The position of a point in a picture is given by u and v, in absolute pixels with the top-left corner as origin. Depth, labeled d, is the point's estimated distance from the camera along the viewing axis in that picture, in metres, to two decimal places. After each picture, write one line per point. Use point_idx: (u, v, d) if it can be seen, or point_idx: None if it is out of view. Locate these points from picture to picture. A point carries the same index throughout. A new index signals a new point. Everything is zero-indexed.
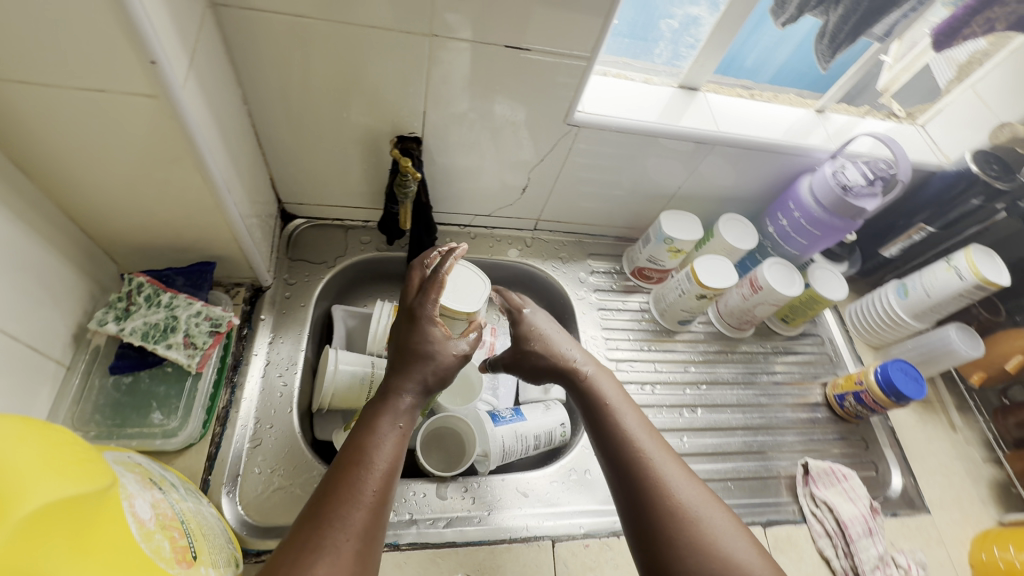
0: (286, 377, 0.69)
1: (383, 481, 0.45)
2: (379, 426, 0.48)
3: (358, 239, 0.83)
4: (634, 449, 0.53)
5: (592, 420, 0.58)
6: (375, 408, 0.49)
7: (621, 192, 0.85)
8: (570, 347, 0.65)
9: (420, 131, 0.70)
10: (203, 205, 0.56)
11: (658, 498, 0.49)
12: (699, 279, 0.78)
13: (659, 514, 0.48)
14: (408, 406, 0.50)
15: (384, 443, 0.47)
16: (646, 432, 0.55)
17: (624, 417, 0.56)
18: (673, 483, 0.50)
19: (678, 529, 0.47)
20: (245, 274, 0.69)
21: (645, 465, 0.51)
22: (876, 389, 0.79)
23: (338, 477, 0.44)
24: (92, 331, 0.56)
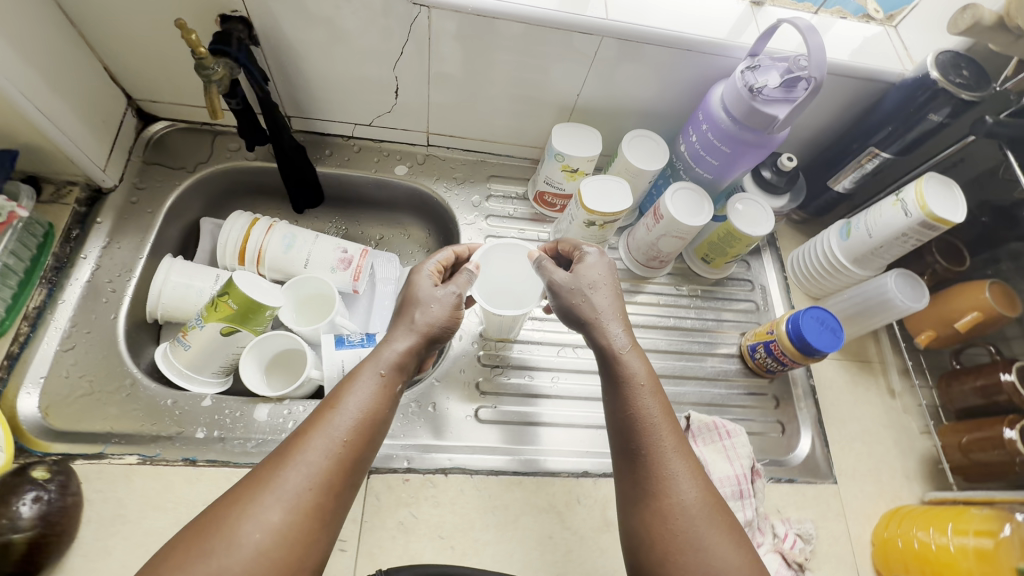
0: (116, 283, 0.65)
1: (352, 431, 0.44)
2: (360, 375, 0.47)
3: (225, 145, 0.77)
4: (652, 442, 0.48)
5: (611, 394, 0.52)
6: (371, 355, 0.49)
7: (516, 103, 0.74)
8: (618, 323, 0.54)
9: (244, 9, 0.60)
10: None
11: (658, 498, 0.46)
12: (584, 203, 0.67)
13: (650, 512, 0.46)
14: (395, 356, 0.49)
15: (361, 393, 0.46)
16: (667, 423, 0.49)
17: (647, 402, 0.50)
18: (678, 484, 0.46)
19: (670, 530, 0.45)
20: (70, 171, 0.64)
21: (654, 461, 0.47)
22: (786, 339, 0.68)
23: (310, 420, 0.44)
24: None
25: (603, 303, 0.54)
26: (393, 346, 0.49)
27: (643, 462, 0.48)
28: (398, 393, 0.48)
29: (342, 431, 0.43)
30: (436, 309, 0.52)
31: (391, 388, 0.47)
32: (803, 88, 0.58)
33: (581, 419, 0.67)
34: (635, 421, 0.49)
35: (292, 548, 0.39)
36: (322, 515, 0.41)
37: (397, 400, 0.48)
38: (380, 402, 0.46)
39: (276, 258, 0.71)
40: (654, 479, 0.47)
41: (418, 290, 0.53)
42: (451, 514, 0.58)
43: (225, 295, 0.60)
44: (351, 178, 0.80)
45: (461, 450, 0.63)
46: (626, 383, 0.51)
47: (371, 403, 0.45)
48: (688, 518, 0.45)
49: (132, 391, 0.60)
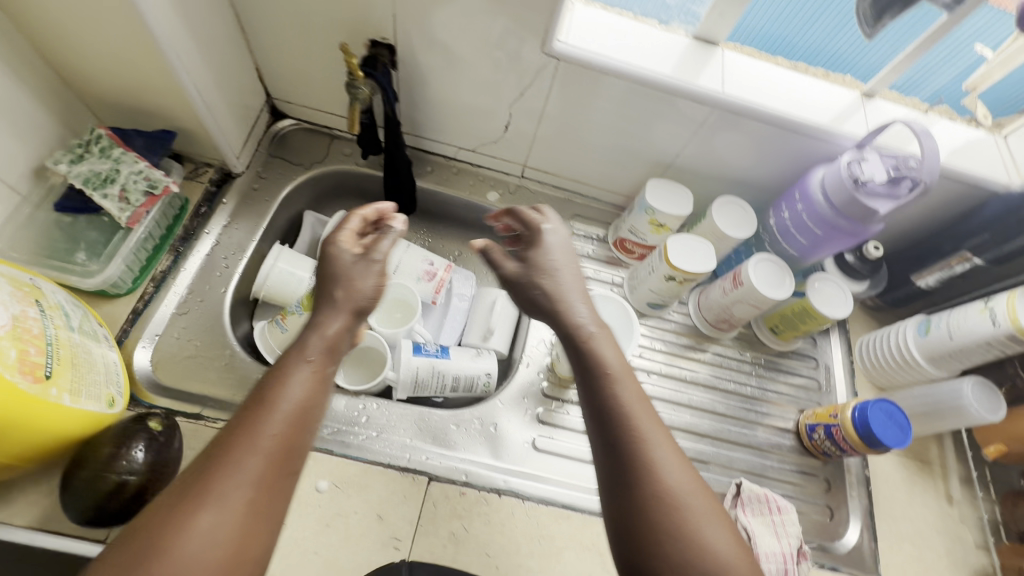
0: (229, 261, 0.71)
1: (291, 417, 0.40)
2: (290, 365, 0.43)
3: (340, 150, 0.83)
4: (629, 431, 0.43)
5: (582, 382, 0.48)
6: (292, 348, 0.45)
7: (613, 153, 0.78)
8: (583, 303, 0.52)
9: (392, 38, 0.66)
10: (155, 70, 0.58)
11: (645, 492, 0.41)
12: (668, 259, 0.70)
13: (639, 504, 0.41)
14: (325, 339, 0.46)
15: (294, 386, 0.42)
16: (647, 414, 0.45)
17: (625, 391, 0.46)
18: (665, 474, 0.42)
19: (662, 520, 0.40)
20: (211, 155, 0.71)
21: (637, 446, 0.43)
22: (849, 426, 0.68)
23: (235, 422, 0.39)
24: (51, 171, 0.60)
25: (563, 277, 0.53)
26: (328, 323, 0.48)
27: (622, 454, 0.43)
28: (328, 377, 0.45)
29: (281, 427, 0.40)
30: (368, 285, 0.51)
31: (324, 376, 0.45)
32: (907, 187, 0.59)
33: None
34: (602, 398, 0.46)
35: (243, 537, 0.36)
36: (272, 499, 0.38)
37: (330, 388, 0.45)
38: (314, 390, 0.43)
39: None
40: (639, 476, 0.42)
41: (338, 260, 0.52)
42: (500, 535, 0.60)
43: None
44: (445, 196, 0.85)
45: (515, 474, 0.65)
46: (595, 365, 0.47)
47: (307, 393, 0.42)
48: (680, 503, 0.41)
49: (231, 360, 0.65)
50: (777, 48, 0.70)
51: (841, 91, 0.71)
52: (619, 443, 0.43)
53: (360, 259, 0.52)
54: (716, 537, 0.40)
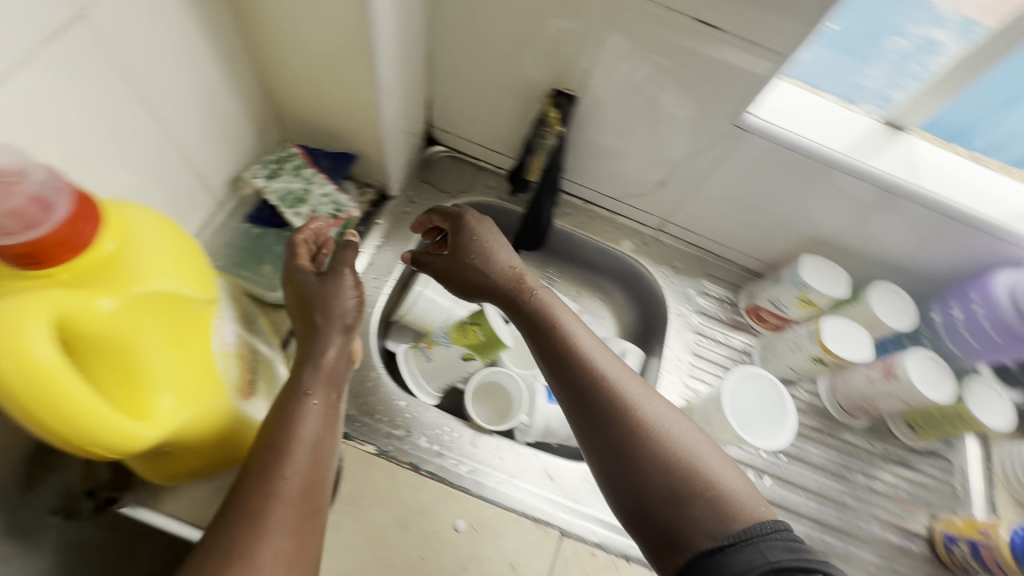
0: (378, 282, 0.73)
1: (307, 453, 0.47)
2: (295, 404, 0.50)
3: (484, 182, 0.85)
4: (580, 362, 0.51)
5: (533, 335, 0.55)
6: (293, 384, 0.52)
7: (764, 222, 0.76)
8: (501, 247, 0.61)
9: (579, 89, 0.67)
10: (363, 101, 0.60)
11: (618, 419, 0.47)
12: (821, 341, 0.68)
13: (620, 435, 0.47)
14: (322, 370, 0.52)
15: (308, 423, 0.49)
16: (597, 350, 0.52)
17: (578, 336, 0.53)
18: (644, 412, 0.48)
19: (640, 443, 0.46)
20: (376, 178, 0.74)
21: (591, 374, 0.50)
22: (1005, 550, 0.63)
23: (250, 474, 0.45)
24: (244, 182, 0.64)
25: (500, 251, 0.61)
26: (326, 353, 0.54)
27: (586, 388, 0.49)
28: (331, 406, 0.52)
29: (302, 461, 0.46)
30: (343, 311, 0.56)
31: (327, 409, 0.51)
32: None
33: None
34: (567, 351, 0.52)
35: (291, 564, 0.42)
36: (307, 527, 0.45)
37: (335, 417, 0.52)
38: (319, 426, 0.49)
39: None
40: (620, 416, 0.48)
41: (329, 289, 0.56)
42: None
43: (476, 325, 0.66)
44: (579, 239, 0.86)
45: None
46: (540, 311, 0.55)
47: (315, 429, 0.49)
48: (661, 427, 0.47)
49: (376, 382, 0.67)
50: (966, 139, 0.67)
51: None
52: (592, 390, 0.49)
53: (325, 277, 0.57)
54: (720, 469, 0.45)
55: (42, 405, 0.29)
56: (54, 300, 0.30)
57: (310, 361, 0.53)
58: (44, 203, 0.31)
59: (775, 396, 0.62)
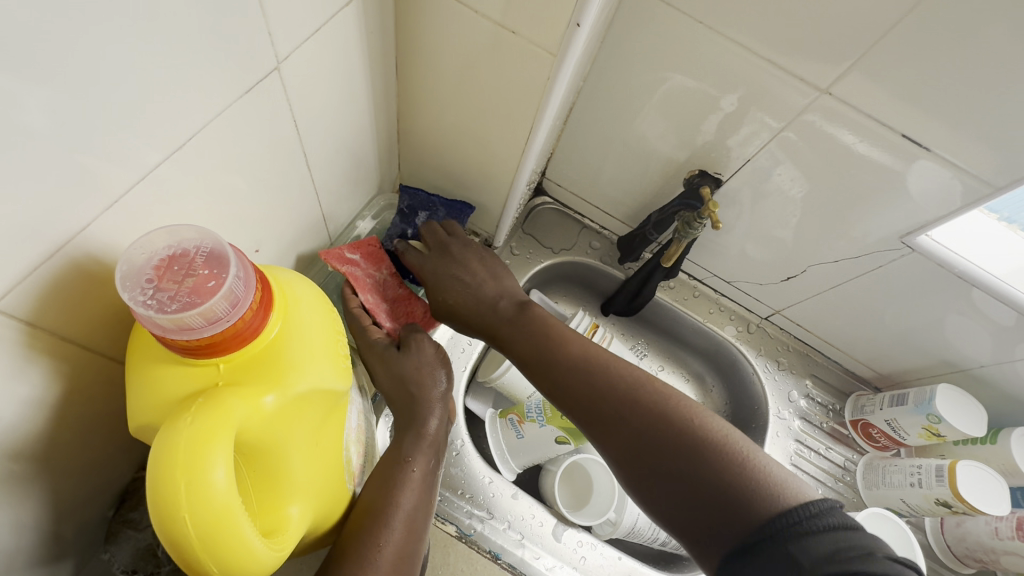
0: (473, 338, 0.69)
1: (402, 526, 0.42)
2: (394, 470, 0.45)
3: (588, 241, 0.80)
4: (578, 364, 0.48)
5: (525, 344, 0.52)
6: (393, 449, 0.47)
7: (895, 336, 0.70)
8: (474, 268, 0.58)
9: (726, 174, 0.62)
10: (504, 161, 0.56)
11: (621, 413, 0.43)
12: (955, 486, 0.61)
13: (631, 432, 0.42)
14: (424, 437, 0.48)
15: (407, 494, 0.44)
16: (594, 352, 0.49)
17: (570, 343, 0.50)
18: (655, 406, 0.43)
19: (652, 429, 0.41)
20: (486, 228, 0.70)
21: (592, 374, 0.47)
22: None
23: (345, 547, 0.40)
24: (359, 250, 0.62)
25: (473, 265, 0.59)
26: (429, 421, 0.49)
27: (587, 387, 0.46)
28: (430, 473, 0.47)
29: (399, 535, 0.41)
30: (429, 374, 0.51)
31: (426, 478, 0.46)
32: None
33: None
34: (560, 357, 0.49)
35: None
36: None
37: (433, 484, 0.47)
38: (417, 496, 0.45)
39: None
40: (630, 420, 0.43)
41: (410, 359, 0.52)
42: None
43: None
44: (678, 315, 0.80)
45: None
46: (533, 323, 0.53)
47: (410, 501, 0.44)
48: (674, 407, 0.42)
49: (460, 453, 0.62)
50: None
51: None
52: (595, 391, 0.45)
53: (399, 352, 0.52)
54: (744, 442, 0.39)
55: (210, 551, 0.25)
56: (231, 414, 0.27)
57: (410, 429, 0.48)
58: (234, 300, 0.28)
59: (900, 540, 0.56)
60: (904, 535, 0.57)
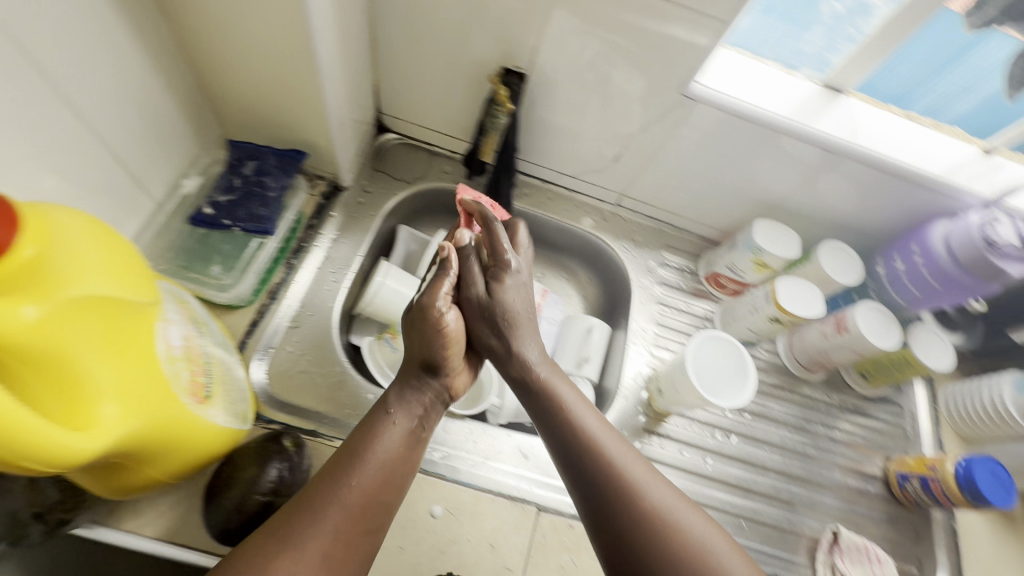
0: (337, 276, 0.71)
1: (372, 476, 0.49)
2: (377, 422, 0.53)
3: (440, 167, 0.84)
4: (596, 454, 0.52)
5: (538, 413, 0.58)
6: (380, 405, 0.55)
7: (718, 191, 0.78)
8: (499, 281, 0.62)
9: (525, 66, 0.67)
10: (304, 89, 0.58)
11: (637, 510, 0.49)
12: (777, 301, 0.70)
13: (638, 528, 0.48)
14: (412, 398, 0.56)
15: (382, 445, 0.51)
16: (610, 437, 0.54)
17: (587, 419, 0.56)
18: (644, 485, 0.50)
19: (652, 529, 0.48)
20: (327, 168, 0.72)
21: (609, 464, 0.52)
22: (949, 480, 0.68)
23: (320, 482, 0.47)
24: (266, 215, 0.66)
25: (523, 337, 0.61)
26: (423, 391, 0.57)
27: (598, 473, 0.51)
28: (413, 430, 0.54)
29: (370, 479, 0.48)
30: (438, 348, 0.57)
31: (410, 434, 0.53)
32: None
33: (728, 505, 0.71)
34: (579, 433, 0.54)
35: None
36: (351, 550, 0.45)
37: (416, 441, 0.54)
38: (396, 450, 0.52)
39: None
40: (612, 487, 0.50)
41: (430, 321, 0.57)
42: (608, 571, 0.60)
43: None
44: (539, 218, 0.86)
45: None
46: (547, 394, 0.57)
47: (390, 456, 0.51)
48: (655, 503, 0.49)
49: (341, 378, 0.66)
50: (895, 96, 0.69)
51: (961, 144, 0.70)
52: (598, 480, 0.51)
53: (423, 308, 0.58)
54: (713, 547, 0.47)
55: None
56: None
57: (409, 386, 0.56)
58: None
59: (739, 359, 0.63)
60: (738, 352, 0.63)
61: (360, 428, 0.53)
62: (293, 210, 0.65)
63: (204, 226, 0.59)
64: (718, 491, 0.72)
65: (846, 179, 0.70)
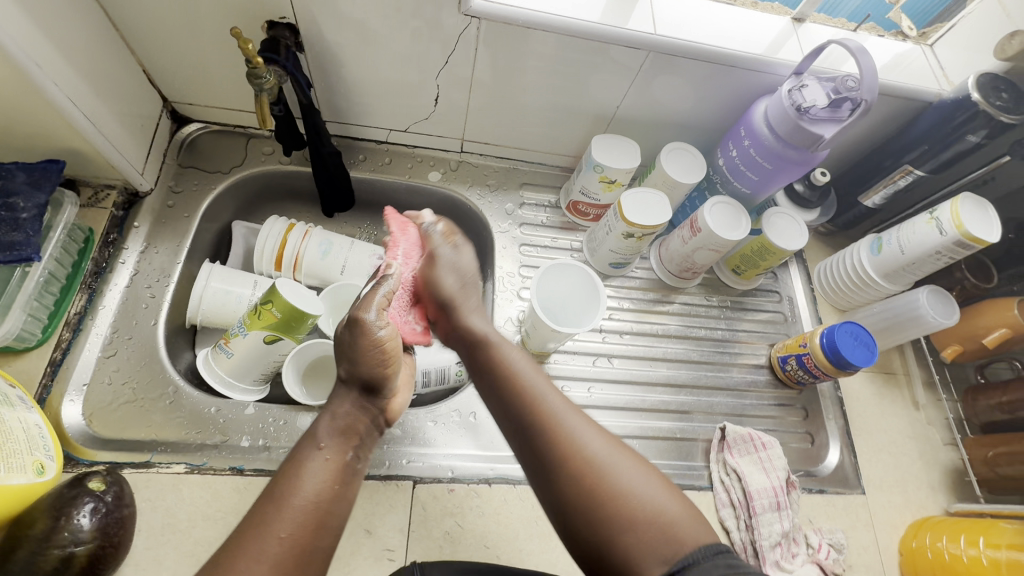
0: (154, 289, 0.64)
1: (308, 515, 0.44)
2: (306, 459, 0.48)
3: (259, 148, 0.76)
4: (540, 418, 0.50)
5: (487, 381, 0.56)
6: (308, 437, 0.50)
7: (555, 113, 0.74)
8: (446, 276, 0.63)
9: (293, 16, 0.59)
10: (16, 90, 0.50)
11: (584, 479, 0.47)
12: (624, 215, 0.68)
13: (582, 492, 0.46)
14: (336, 424, 0.51)
15: (309, 480, 0.46)
16: (552, 390, 0.53)
17: (530, 376, 0.54)
18: (581, 434, 0.49)
19: (591, 494, 0.46)
20: (111, 175, 0.63)
21: (551, 431, 0.49)
22: (820, 353, 0.69)
23: (254, 516, 0.43)
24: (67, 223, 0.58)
25: (473, 300, 0.63)
26: (347, 408, 0.52)
27: (542, 442, 0.49)
28: (347, 463, 0.49)
29: (297, 521, 0.43)
30: (373, 365, 0.53)
31: (342, 466, 0.48)
32: (850, 108, 0.58)
33: (620, 428, 0.71)
34: (520, 402, 0.52)
35: None
36: None
37: (352, 474, 0.49)
38: (326, 483, 0.47)
39: (313, 264, 0.71)
40: (553, 443, 0.49)
41: (364, 338, 0.53)
42: (497, 525, 0.58)
43: (268, 303, 0.60)
44: (384, 183, 0.80)
45: (503, 460, 0.63)
46: (498, 361, 0.56)
47: (319, 489, 0.46)
48: (588, 454, 0.48)
49: (176, 399, 0.60)
50: None
51: (773, 16, 0.68)
52: (540, 432, 0.50)
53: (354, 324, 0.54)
54: (651, 493, 0.47)
55: None
56: None
57: (344, 412, 0.52)
58: None
59: (589, 282, 0.61)
60: (588, 275, 0.61)
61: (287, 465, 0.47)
62: (63, 228, 0.56)
63: None
64: (609, 417, 0.71)
65: (669, 74, 0.67)
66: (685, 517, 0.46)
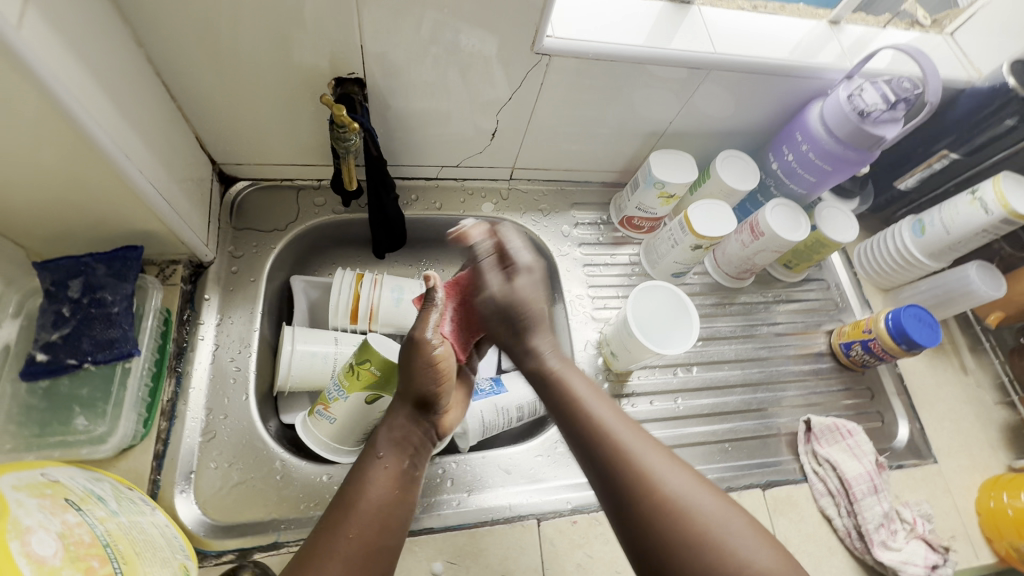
0: (239, 361, 0.62)
1: (373, 519, 0.47)
2: (370, 467, 0.50)
3: (311, 201, 0.74)
4: (617, 451, 0.47)
5: (560, 419, 0.52)
6: (370, 443, 0.53)
7: (607, 133, 0.74)
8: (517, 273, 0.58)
9: (361, 69, 0.59)
10: (101, 178, 0.48)
11: (669, 520, 0.43)
12: (693, 229, 0.69)
13: (666, 534, 0.42)
14: (392, 433, 0.53)
15: (373, 486, 0.49)
16: (624, 423, 0.49)
17: (597, 408, 0.51)
18: (659, 471, 0.45)
19: (681, 536, 0.42)
20: (178, 250, 0.61)
21: (630, 465, 0.46)
22: (886, 337, 0.73)
23: (328, 521, 0.46)
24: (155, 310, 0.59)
25: (541, 334, 0.57)
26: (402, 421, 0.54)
27: (622, 475, 0.46)
28: (405, 471, 0.51)
29: (366, 524, 0.46)
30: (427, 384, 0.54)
31: (401, 473, 0.51)
32: (904, 108, 0.63)
33: (709, 434, 0.73)
34: (597, 437, 0.48)
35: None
36: None
37: (411, 481, 0.51)
38: (390, 489, 0.49)
39: (389, 313, 0.70)
40: (636, 488, 0.45)
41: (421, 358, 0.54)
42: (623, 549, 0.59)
43: (365, 362, 0.58)
44: (439, 220, 0.79)
45: None
46: (561, 394, 0.52)
47: (382, 496, 0.48)
48: (668, 495, 0.44)
49: (285, 473, 0.58)
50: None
51: (809, 20, 0.71)
52: (619, 470, 0.46)
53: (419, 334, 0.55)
54: (744, 539, 0.42)
55: None
56: None
57: (399, 423, 0.54)
58: None
59: (684, 304, 0.62)
60: (680, 296, 0.62)
61: (354, 470, 0.51)
62: (152, 314, 0.58)
63: (46, 376, 0.51)
64: (696, 425, 0.73)
65: (722, 88, 0.68)
66: (782, 564, 0.41)
